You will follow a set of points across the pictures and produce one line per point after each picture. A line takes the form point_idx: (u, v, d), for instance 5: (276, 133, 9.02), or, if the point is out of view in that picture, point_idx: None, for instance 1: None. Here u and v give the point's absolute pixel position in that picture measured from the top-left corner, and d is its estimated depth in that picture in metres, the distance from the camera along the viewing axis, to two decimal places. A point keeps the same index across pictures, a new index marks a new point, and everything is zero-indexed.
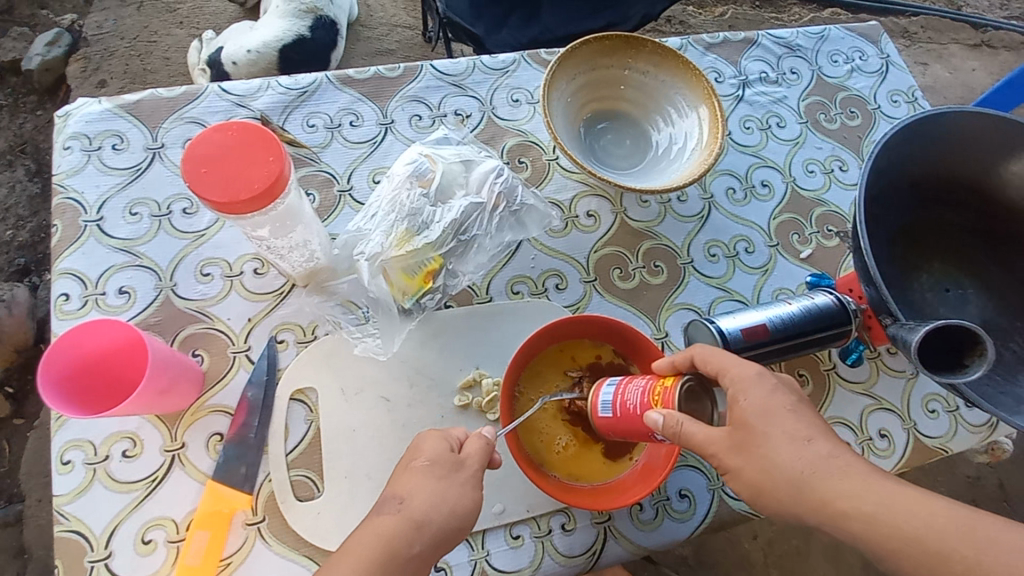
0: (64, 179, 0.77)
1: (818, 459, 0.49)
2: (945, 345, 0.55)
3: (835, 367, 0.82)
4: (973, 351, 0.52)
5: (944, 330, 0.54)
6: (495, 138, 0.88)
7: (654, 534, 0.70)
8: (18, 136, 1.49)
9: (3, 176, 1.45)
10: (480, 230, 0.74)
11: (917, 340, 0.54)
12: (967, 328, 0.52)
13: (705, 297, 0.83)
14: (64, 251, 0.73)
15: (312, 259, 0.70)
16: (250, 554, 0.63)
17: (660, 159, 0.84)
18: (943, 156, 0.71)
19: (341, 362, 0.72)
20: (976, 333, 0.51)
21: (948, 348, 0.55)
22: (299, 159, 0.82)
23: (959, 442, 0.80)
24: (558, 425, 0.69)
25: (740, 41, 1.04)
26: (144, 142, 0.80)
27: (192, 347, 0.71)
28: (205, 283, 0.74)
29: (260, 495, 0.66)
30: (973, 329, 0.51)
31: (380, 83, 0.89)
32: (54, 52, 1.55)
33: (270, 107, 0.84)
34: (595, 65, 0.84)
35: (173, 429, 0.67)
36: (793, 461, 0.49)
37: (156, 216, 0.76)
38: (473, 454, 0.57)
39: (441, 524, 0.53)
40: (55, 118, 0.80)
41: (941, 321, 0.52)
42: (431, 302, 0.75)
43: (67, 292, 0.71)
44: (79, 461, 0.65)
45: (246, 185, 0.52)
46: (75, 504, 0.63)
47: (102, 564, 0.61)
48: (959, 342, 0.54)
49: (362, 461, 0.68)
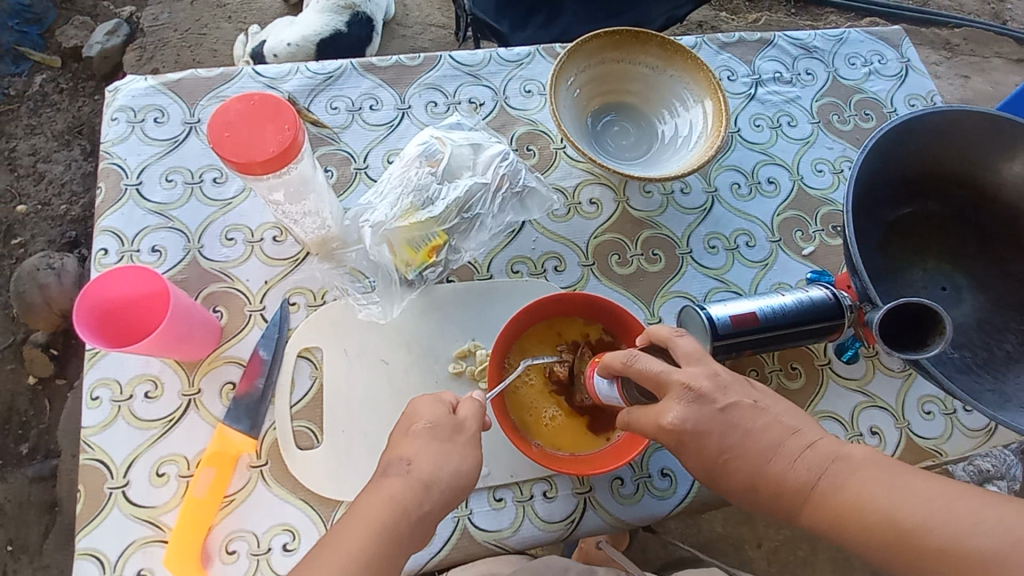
0: (110, 146, 0.84)
1: (785, 455, 0.55)
2: (905, 326, 0.60)
3: (829, 363, 0.82)
4: (935, 331, 0.57)
5: (909, 314, 0.59)
6: (506, 126, 0.92)
7: (633, 509, 0.72)
8: (76, 118, 1.62)
9: (61, 155, 1.58)
10: (483, 209, 0.78)
11: (879, 320, 0.59)
12: (927, 307, 0.57)
13: (701, 287, 0.85)
14: (106, 211, 0.81)
15: (323, 227, 0.75)
16: (252, 493, 0.69)
17: (664, 150, 0.87)
18: (936, 153, 0.75)
19: (347, 326, 0.77)
20: (935, 310, 0.57)
21: (906, 330, 0.60)
22: (320, 138, 0.88)
23: (955, 445, 0.79)
24: (545, 398, 0.72)
25: (756, 41, 1.05)
26: (183, 116, 0.87)
27: (213, 303, 0.77)
28: (228, 247, 0.80)
29: (264, 441, 0.71)
30: (932, 307, 0.56)
31: (401, 71, 0.94)
32: (113, 41, 1.67)
33: (298, 89, 0.90)
34: (604, 58, 0.87)
35: (190, 375, 0.73)
36: (759, 471, 0.55)
37: (189, 184, 0.83)
38: (469, 416, 0.60)
39: (448, 483, 0.56)
40: (106, 92, 0.88)
41: (903, 300, 0.57)
42: (433, 275, 0.79)
43: (106, 248, 0.79)
44: (106, 398, 0.71)
45: (260, 149, 0.58)
46: (101, 436, 0.70)
47: (120, 491, 0.67)
48: (915, 322, 0.59)
49: (361, 417, 0.73)
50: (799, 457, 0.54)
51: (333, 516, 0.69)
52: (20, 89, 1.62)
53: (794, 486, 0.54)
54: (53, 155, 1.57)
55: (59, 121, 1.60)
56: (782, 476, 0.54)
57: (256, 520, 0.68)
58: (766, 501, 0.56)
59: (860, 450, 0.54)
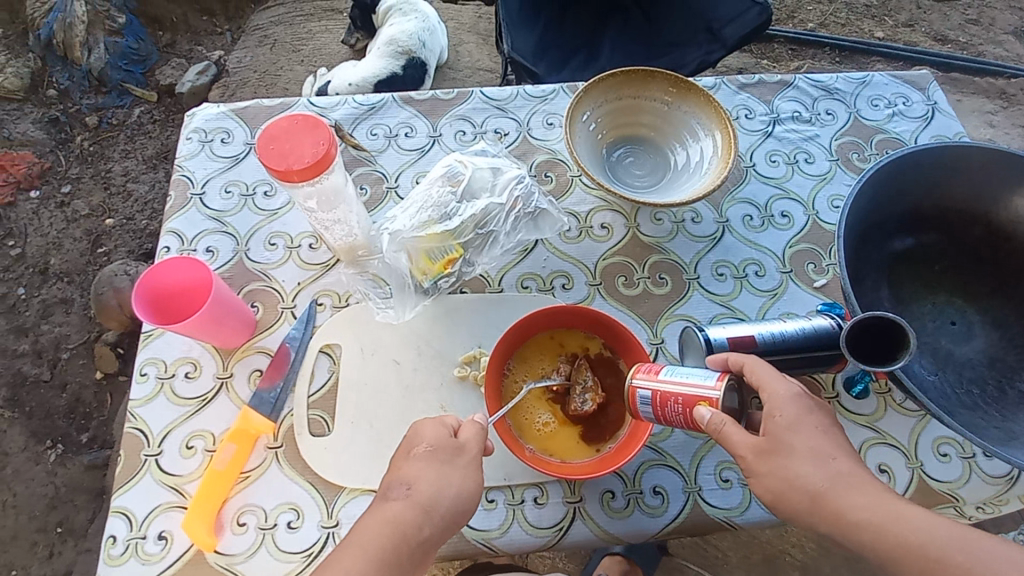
0: (183, 161, 0.97)
1: None
2: (872, 338, 0.62)
3: (838, 396, 0.80)
4: (898, 346, 0.60)
5: (873, 328, 0.62)
6: (527, 153, 0.99)
7: (622, 523, 0.73)
8: (164, 145, 1.84)
9: (148, 177, 1.79)
10: (497, 226, 0.84)
11: (847, 331, 0.61)
12: (893, 322, 0.59)
13: (706, 312, 0.87)
14: (173, 214, 0.93)
15: (350, 234, 0.84)
16: (267, 471, 0.75)
17: (675, 181, 0.92)
18: (941, 189, 0.78)
19: (365, 325, 0.83)
20: (900, 325, 0.59)
21: (873, 338, 0.62)
22: (358, 160, 0.98)
23: (972, 491, 0.76)
24: (541, 404, 0.75)
25: (776, 82, 1.08)
26: (245, 138, 1.00)
27: (252, 299, 0.86)
28: (271, 251, 0.90)
29: (281, 425, 0.78)
30: (900, 321, 0.59)
31: (435, 103, 1.04)
32: (201, 80, 1.90)
33: (344, 117, 1.01)
34: (620, 94, 0.94)
35: (225, 360, 0.82)
36: None
37: (243, 195, 0.95)
38: (470, 438, 0.64)
39: (447, 508, 0.60)
40: (185, 116, 1.02)
41: (877, 312, 0.59)
42: (447, 284, 0.86)
43: (168, 246, 0.91)
44: (153, 374, 0.81)
45: (298, 159, 0.67)
46: (143, 408, 0.78)
47: (153, 459, 0.75)
48: (885, 331, 0.61)
49: (369, 411, 0.78)
50: (805, 462, 0.57)
51: (335, 499, 0.74)
52: (121, 119, 1.87)
53: (797, 485, 0.57)
54: (141, 177, 1.80)
55: (149, 147, 1.83)
56: (797, 476, 0.57)
57: (266, 497, 0.74)
58: (775, 501, 0.59)
59: (860, 477, 0.57)
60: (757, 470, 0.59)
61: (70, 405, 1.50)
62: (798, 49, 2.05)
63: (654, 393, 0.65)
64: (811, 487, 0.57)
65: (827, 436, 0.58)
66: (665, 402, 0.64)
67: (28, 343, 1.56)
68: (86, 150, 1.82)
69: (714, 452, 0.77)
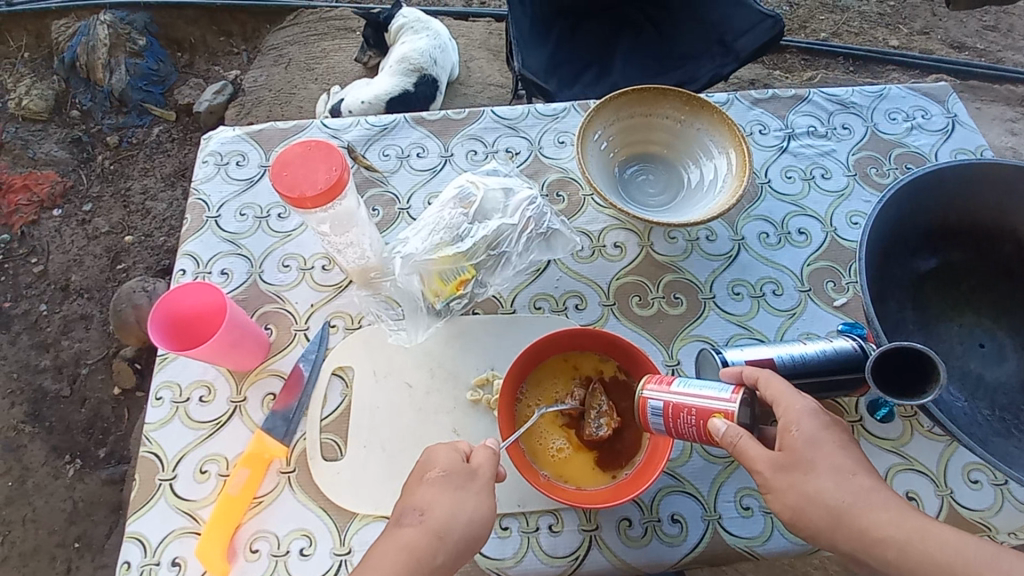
0: (199, 184, 0.99)
1: None
2: (899, 368, 0.60)
3: (862, 420, 0.78)
4: (928, 377, 0.58)
5: (900, 357, 0.60)
6: (539, 172, 0.99)
7: (639, 552, 0.71)
8: (182, 163, 1.87)
9: (166, 194, 1.83)
10: (509, 246, 0.83)
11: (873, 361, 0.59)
12: (921, 352, 0.58)
13: (723, 332, 0.86)
14: (189, 237, 0.94)
15: (363, 257, 0.84)
16: (279, 496, 0.75)
17: (690, 200, 0.90)
18: (966, 204, 0.76)
19: (378, 347, 0.83)
20: (929, 356, 0.58)
21: (900, 368, 0.60)
22: (371, 180, 0.98)
23: (1006, 520, 0.73)
24: (554, 429, 0.74)
25: (790, 97, 1.07)
26: (260, 160, 1.01)
27: (266, 321, 0.86)
28: (284, 273, 0.91)
29: (294, 449, 0.77)
30: (928, 353, 0.57)
31: (447, 123, 1.04)
32: (219, 99, 1.93)
33: (357, 139, 1.02)
34: (632, 112, 0.93)
35: (239, 384, 0.82)
36: None
37: (258, 218, 0.96)
38: (482, 463, 0.62)
39: (462, 535, 0.59)
40: (201, 139, 1.03)
41: (905, 343, 0.58)
42: (459, 306, 0.85)
43: (184, 268, 0.91)
44: (168, 398, 0.81)
45: (312, 185, 0.67)
46: (158, 432, 0.79)
47: (168, 483, 0.75)
48: (912, 362, 0.60)
49: (382, 434, 0.78)
50: (831, 490, 0.56)
51: (348, 526, 0.73)
52: (140, 138, 1.91)
53: (824, 514, 0.55)
54: (159, 195, 1.83)
55: (168, 166, 1.87)
56: (823, 503, 0.55)
57: (279, 522, 0.73)
58: (801, 531, 0.57)
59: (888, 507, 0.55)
60: (782, 499, 0.57)
61: (89, 421, 1.52)
62: (810, 59, 2.03)
63: (666, 405, 0.63)
64: (837, 516, 0.55)
65: (852, 464, 0.57)
66: (676, 414, 0.63)
67: (49, 358, 1.59)
68: (106, 169, 1.86)
69: (734, 478, 0.75)
